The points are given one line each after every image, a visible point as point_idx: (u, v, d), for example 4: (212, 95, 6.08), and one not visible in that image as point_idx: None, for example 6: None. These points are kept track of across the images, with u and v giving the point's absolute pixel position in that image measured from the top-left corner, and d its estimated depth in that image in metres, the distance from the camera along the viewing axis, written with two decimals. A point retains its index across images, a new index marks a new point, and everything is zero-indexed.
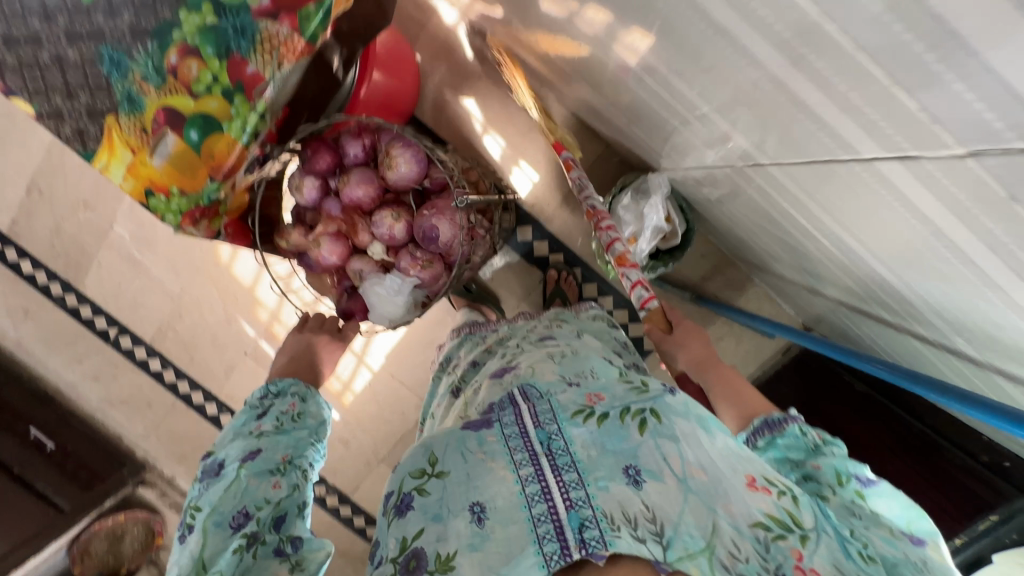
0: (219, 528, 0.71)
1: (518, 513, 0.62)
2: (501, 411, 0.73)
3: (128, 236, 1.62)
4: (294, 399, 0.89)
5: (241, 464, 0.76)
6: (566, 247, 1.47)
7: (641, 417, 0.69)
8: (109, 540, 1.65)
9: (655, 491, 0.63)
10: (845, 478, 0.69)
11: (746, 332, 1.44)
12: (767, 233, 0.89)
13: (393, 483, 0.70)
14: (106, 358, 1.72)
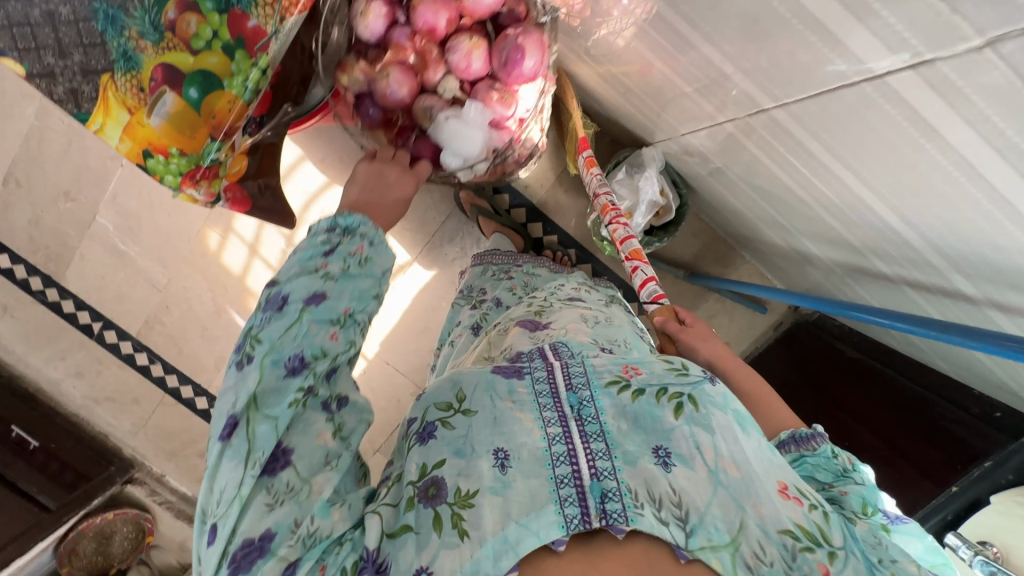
0: (275, 368, 0.63)
1: (541, 471, 0.62)
2: (533, 365, 0.72)
3: (111, 226, 1.58)
4: (363, 240, 0.74)
5: (305, 305, 0.66)
6: (561, 228, 1.48)
7: (678, 399, 0.68)
8: (98, 540, 1.62)
9: (683, 476, 0.63)
10: (871, 509, 0.68)
11: (738, 308, 1.49)
12: (763, 199, 0.90)
13: (417, 410, 0.71)
14: (90, 353, 1.68)
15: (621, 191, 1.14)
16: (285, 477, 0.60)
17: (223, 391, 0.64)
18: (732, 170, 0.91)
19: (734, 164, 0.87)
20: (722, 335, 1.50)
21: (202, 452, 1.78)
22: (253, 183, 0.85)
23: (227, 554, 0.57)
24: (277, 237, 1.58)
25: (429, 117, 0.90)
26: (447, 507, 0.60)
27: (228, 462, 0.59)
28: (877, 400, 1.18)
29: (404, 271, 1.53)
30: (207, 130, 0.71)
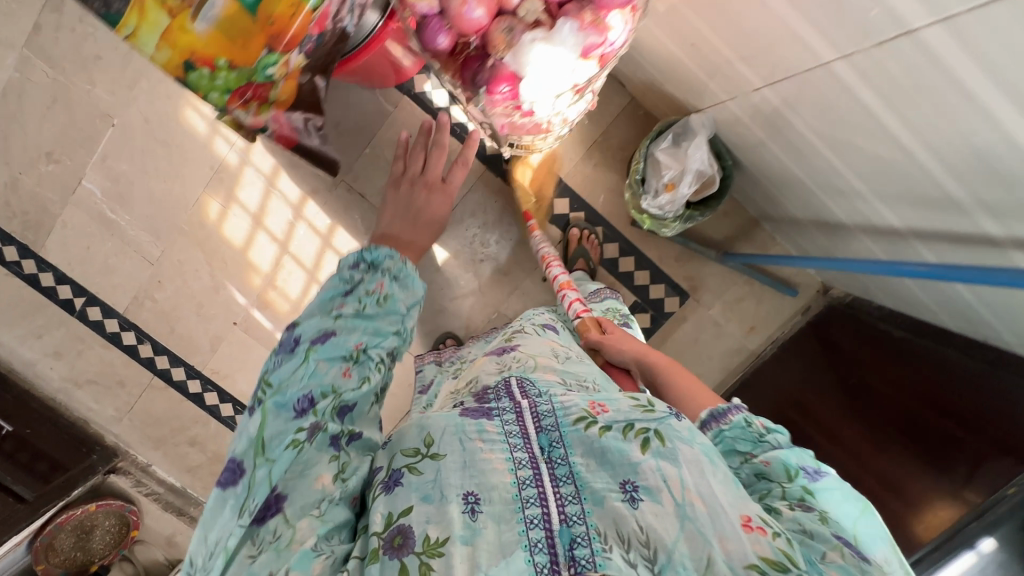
0: (283, 409, 0.67)
1: (512, 519, 0.60)
2: (501, 408, 0.71)
3: (99, 192, 1.45)
4: (384, 276, 0.84)
5: (313, 343, 0.73)
6: (588, 205, 1.41)
7: (645, 434, 0.65)
8: (78, 535, 1.48)
9: (650, 512, 0.60)
10: (794, 472, 0.67)
11: (765, 292, 1.46)
12: (839, 159, 0.84)
13: (383, 457, 0.68)
14: (71, 331, 1.56)
15: (666, 160, 1.09)
16: (274, 523, 0.61)
17: (236, 435, 0.68)
18: (807, 130, 0.84)
19: (811, 123, 0.82)
20: (748, 319, 1.48)
21: (192, 440, 1.65)
22: (300, 116, 0.89)
23: None
24: (284, 211, 1.46)
25: (508, 38, 0.81)
26: (414, 556, 0.57)
27: (231, 506, 0.63)
28: (906, 382, 1.16)
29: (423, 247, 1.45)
30: (262, 41, 0.70)
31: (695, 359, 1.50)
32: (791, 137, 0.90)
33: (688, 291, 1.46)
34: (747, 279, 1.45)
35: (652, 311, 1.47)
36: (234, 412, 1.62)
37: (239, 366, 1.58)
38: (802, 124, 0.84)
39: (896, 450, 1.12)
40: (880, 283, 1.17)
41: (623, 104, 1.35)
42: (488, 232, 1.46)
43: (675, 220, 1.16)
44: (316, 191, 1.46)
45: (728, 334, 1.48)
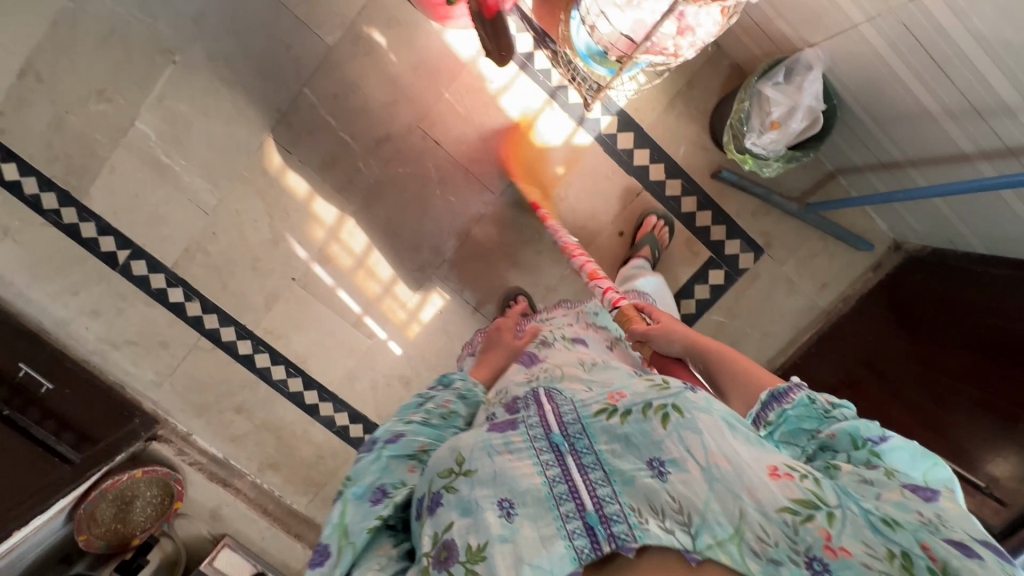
0: (359, 501, 0.63)
1: (547, 514, 0.57)
2: (524, 416, 0.67)
3: (154, 134, 1.36)
4: (452, 394, 0.78)
5: (385, 444, 0.68)
6: (668, 157, 1.39)
7: (664, 409, 0.60)
8: (118, 507, 1.37)
9: (680, 481, 0.56)
10: (862, 442, 0.59)
11: (838, 249, 1.46)
12: (993, 67, 0.80)
13: (422, 483, 0.64)
14: (112, 287, 1.45)
15: (777, 96, 1.09)
16: None
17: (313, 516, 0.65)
18: (964, 39, 0.80)
19: (973, 27, 0.78)
20: (821, 276, 1.47)
21: (238, 407, 1.55)
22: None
23: None
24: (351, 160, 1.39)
25: None
26: (460, 565, 0.55)
27: None
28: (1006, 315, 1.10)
29: (497, 199, 1.42)
30: None
31: (767, 317, 1.49)
32: (935, 44, 0.84)
33: (763, 246, 1.45)
34: (820, 236, 1.45)
35: (726, 267, 1.46)
36: (287, 375, 1.53)
37: (295, 325, 1.50)
38: (961, 22, 0.78)
39: (963, 410, 1.09)
40: (974, 222, 1.16)
41: (708, 55, 1.33)
42: (565, 182, 1.41)
43: (778, 160, 1.16)
44: (390, 139, 1.38)
45: (801, 291, 1.48)
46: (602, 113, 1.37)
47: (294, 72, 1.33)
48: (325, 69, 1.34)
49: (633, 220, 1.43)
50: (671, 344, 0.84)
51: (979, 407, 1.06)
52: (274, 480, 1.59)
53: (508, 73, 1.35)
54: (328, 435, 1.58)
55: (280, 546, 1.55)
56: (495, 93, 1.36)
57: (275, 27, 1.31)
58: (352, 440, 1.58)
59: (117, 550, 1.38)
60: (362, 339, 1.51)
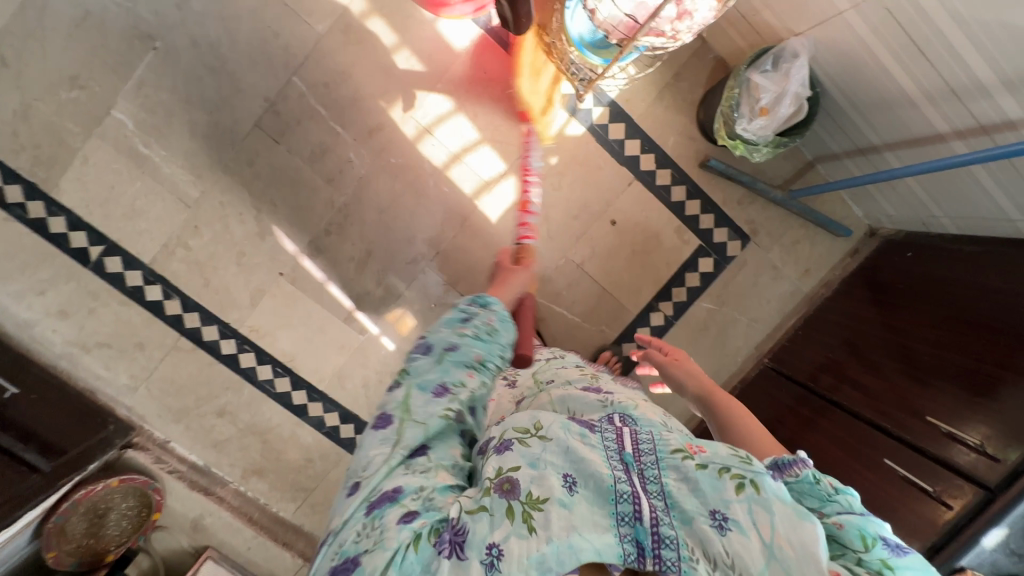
0: (422, 393, 0.69)
1: (603, 506, 0.56)
2: (602, 425, 0.64)
3: (132, 124, 1.30)
4: (494, 314, 0.79)
5: (445, 350, 0.74)
6: (658, 147, 1.43)
7: (740, 477, 0.54)
8: (91, 519, 1.27)
9: (739, 543, 0.51)
10: (872, 541, 0.54)
11: (819, 236, 1.52)
12: (969, 46, 0.86)
13: (496, 428, 0.66)
14: (83, 286, 1.37)
15: (765, 83, 1.14)
16: (424, 459, 0.64)
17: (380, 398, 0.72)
18: (944, 20, 0.86)
19: (952, 8, 0.84)
20: (803, 262, 1.53)
21: (221, 410, 1.48)
22: None
23: (366, 498, 0.60)
24: (342, 151, 1.36)
25: None
26: (519, 503, 0.55)
27: (374, 439, 0.66)
28: (973, 286, 1.12)
29: (488, 190, 1.42)
30: None
31: (754, 303, 1.54)
32: (916, 24, 0.90)
33: (750, 234, 1.50)
34: (802, 223, 1.51)
35: (715, 255, 1.50)
36: (274, 374, 1.47)
37: (282, 322, 1.45)
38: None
39: (947, 379, 1.04)
40: (947, 205, 1.23)
41: (694, 48, 1.38)
42: (559, 172, 1.42)
43: (766, 147, 1.20)
44: (383, 129, 1.36)
45: (785, 278, 1.53)
46: (595, 103, 1.39)
47: (283, 61, 1.31)
48: (316, 58, 1.31)
49: (625, 210, 1.46)
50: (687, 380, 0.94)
51: (960, 374, 1.02)
52: (259, 487, 1.52)
53: (504, 64, 1.37)
54: (318, 436, 1.52)
55: (266, 556, 1.48)
56: (489, 83, 1.37)
57: (263, 13, 1.28)
58: (342, 441, 1.52)
59: (91, 567, 1.30)
60: (352, 335, 1.47)
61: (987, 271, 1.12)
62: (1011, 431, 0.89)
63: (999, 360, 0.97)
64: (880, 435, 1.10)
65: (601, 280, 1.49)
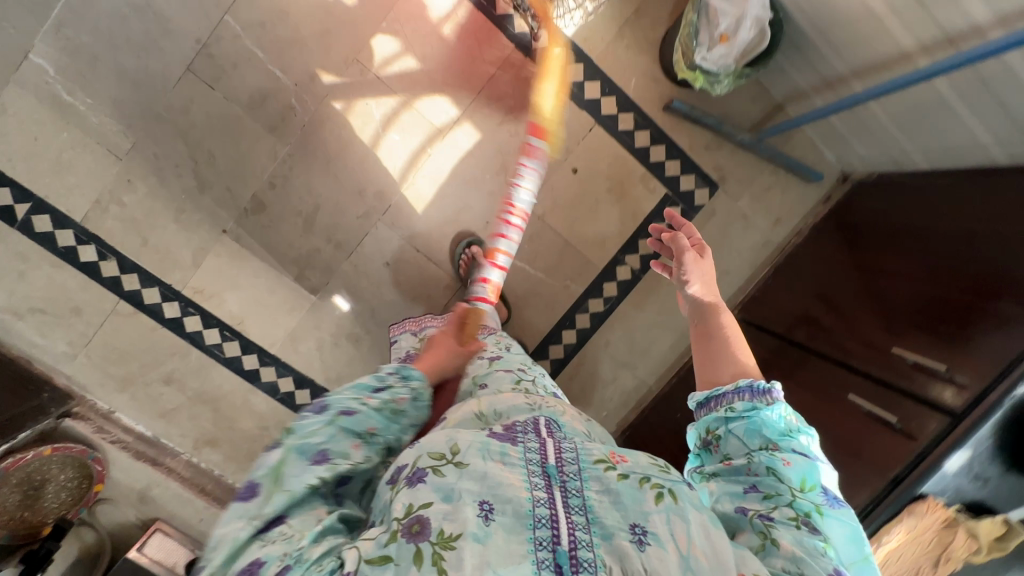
0: (298, 460, 0.54)
1: (521, 532, 0.51)
2: (524, 435, 0.61)
3: (53, 69, 1.21)
4: (411, 391, 0.62)
5: (342, 415, 0.57)
6: (619, 89, 1.36)
7: (659, 487, 0.56)
8: (24, 492, 1.20)
9: (657, 557, 0.51)
10: (809, 485, 0.59)
11: (790, 183, 1.46)
12: None
13: (409, 453, 0.57)
14: (12, 246, 1.29)
15: (725, 6, 1.06)
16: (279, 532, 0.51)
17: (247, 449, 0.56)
18: None
19: None
20: (774, 211, 1.47)
21: (168, 377, 1.40)
22: None
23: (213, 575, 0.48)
24: (282, 96, 1.28)
25: None
26: (429, 545, 0.49)
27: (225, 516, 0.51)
28: (948, 219, 1.05)
29: (442, 139, 1.35)
30: None
31: (724, 255, 1.48)
32: None
33: (718, 182, 1.44)
34: (772, 169, 1.45)
35: (682, 204, 1.44)
36: (221, 339, 1.40)
37: (228, 283, 1.37)
38: None
39: (915, 310, 0.97)
40: (918, 138, 1.16)
41: None
42: (515, 118, 1.35)
43: (728, 78, 1.14)
44: (325, 73, 1.28)
45: (756, 228, 1.47)
46: (551, 42, 1.32)
47: None
48: None
49: (587, 158, 1.39)
50: (695, 283, 0.80)
51: (928, 305, 0.96)
52: (213, 458, 1.46)
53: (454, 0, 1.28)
54: (272, 404, 1.45)
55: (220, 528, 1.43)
56: (438, 22, 1.28)
57: None
58: (298, 408, 1.46)
59: (26, 540, 1.24)
60: (304, 296, 1.40)
61: (961, 200, 1.06)
62: (981, 354, 0.83)
63: (980, 290, 0.89)
64: (846, 373, 1.02)
65: (563, 233, 1.43)
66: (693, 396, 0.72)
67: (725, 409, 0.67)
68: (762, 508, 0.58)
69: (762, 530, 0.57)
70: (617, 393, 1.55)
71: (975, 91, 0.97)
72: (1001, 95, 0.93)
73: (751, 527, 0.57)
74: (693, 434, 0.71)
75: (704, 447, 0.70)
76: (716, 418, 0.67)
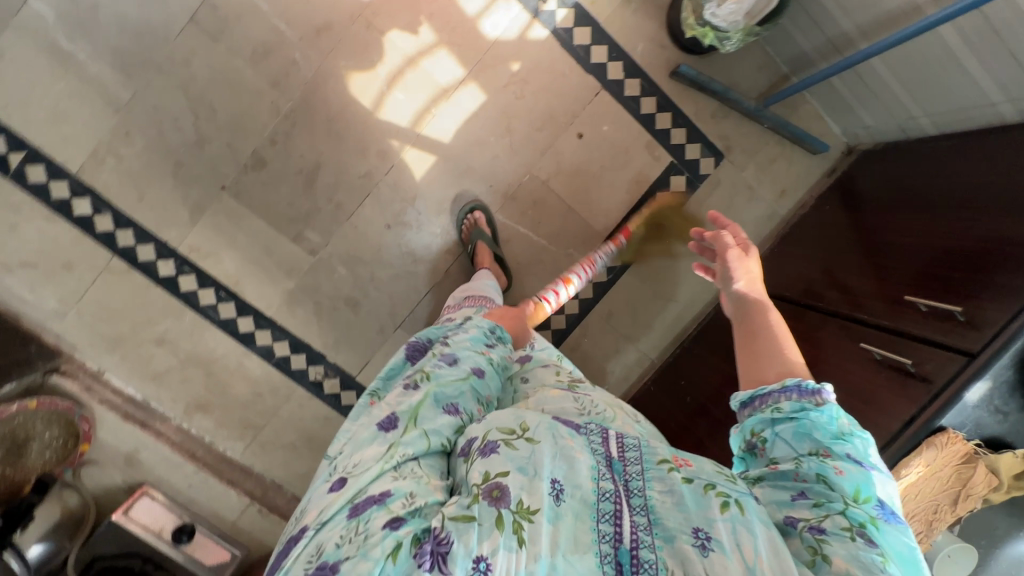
0: (435, 405, 0.63)
1: (586, 520, 0.54)
2: (587, 428, 0.64)
3: (53, 15, 1.20)
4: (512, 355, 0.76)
5: (471, 372, 0.68)
6: (626, 54, 1.35)
7: (725, 496, 0.56)
8: (8, 446, 1.21)
9: (720, 565, 0.51)
10: (863, 497, 0.57)
11: (796, 155, 1.45)
12: None
13: (477, 427, 0.61)
14: (4, 197, 1.26)
15: None
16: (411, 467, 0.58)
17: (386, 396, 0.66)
18: None
19: None
20: (780, 182, 1.46)
21: (160, 338, 1.36)
22: None
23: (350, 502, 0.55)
24: (286, 51, 1.27)
25: None
26: (510, 512, 0.52)
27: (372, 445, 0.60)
28: (954, 175, 1.05)
29: (448, 99, 1.33)
30: None
31: None
32: None
33: (723, 151, 1.43)
34: (778, 140, 1.44)
35: (687, 173, 1.43)
36: (217, 300, 1.37)
37: (225, 241, 1.34)
38: None
39: (925, 261, 0.97)
40: (925, 101, 1.15)
41: None
42: (522, 80, 1.34)
43: (737, 35, 1.14)
44: (331, 28, 1.27)
45: (761, 199, 1.46)
46: (558, 5, 1.32)
47: None
48: None
49: (594, 124, 1.38)
50: (740, 280, 0.82)
51: (939, 255, 0.95)
52: (204, 425, 1.40)
53: None
54: (267, 368, 1.41)
55: (210, 494, 1.39)
56: None
57: None
58: (293, 373, 1.42)
59: (8, 498, 1.20)
60: (303, 257, 1.37)
61: (968, 156, 1.05)
62: (993, 294, 0.82)
63: (990, 236, 0.88)
64: (855, 324, 1.01)
65: (568, 200, 1.42)
66: (735, 396, 0.71)
67: (770, 409, 0.66)
68: (812, 517, 0.56)
69: (812, 546, 0.54)
70: (620, 365, 1.53)
71: (984, 39, 0.96)
72: (1010, 42, 0.93)
73: (801, 540, 0.55)
74: (737, 438, 0.70)
75: (749, 451, 0.69)
76: (761, 418, 0.66)
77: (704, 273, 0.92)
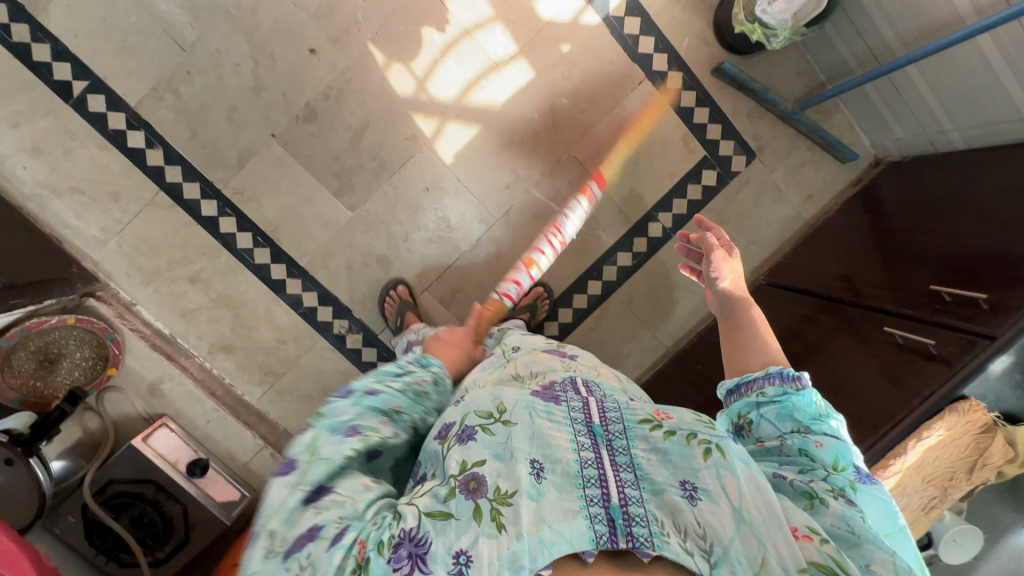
0: (331, 433, 0.59)
1: (571, 490, 0.55)
2: (566, 395, 0.65)
3: None
4: (429, 376, 0.70)
5: (366, 393, 0.63)
6: (671, 47, 1.41)
7: (707, 443, 0.58)
8: (40, 360, 1.22)
9: (709, 511, 0.54)
10: (842, 465, 0.60)
11: (824, 161, 1.50)
12: None
13: (455, 413, 0.64)
14: (62, 123, 1.30)
15: None
16: (335, 499, 0.56)
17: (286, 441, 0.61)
18: None
19: None
20: (806, 187, 1.51)
21: (194, 276, 1.40)
22: None
23: (279, 548, 0.52)
24: (350, 10, 1.32)
25: None
26: (487, 501, 0.54)
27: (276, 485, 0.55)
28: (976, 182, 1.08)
29: (496, 72, 1.38)
30: None
31: (753, 225, 1.51)
32: None
33: (755, 151, 1.48)
34: (809, 145, 1.49)
35: (719, 168, 1.48)
36: (254, 244, 1.40)
37: (268, 188, 1.38)
38: None
39: (945, 259, 1.00)
40: (958, 115, 1.20)
41: None
42: (570, 62, 1.39)
43: (782, 37, 1.22)
44: None
45: (786, 200, 1.51)
46: None
47: None
48: None
49: (635, 111, 1.43)
50: (725, 279, 0.83)
51: (958, 254, 0.99)
52: (226, 365, 1.43)
53: None
54: (293, 317, 1.44)
55: (225, 433, 1.41)
56: None
57: None
58: (319, 325, 1.45)
59: (36, 412, 1.23)
60: (342, 212, 1.41)
61: (996, 163, 1.09)
62: (1011, 281, 0.86)
63: (1011, 230, 0.92)
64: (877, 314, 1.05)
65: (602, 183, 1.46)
66: (723, 384, 0.73)
67: (755, 393, 0.68)
68: (800, 477, 0.60)
69: (807, 492, 0.58)
70: (634, 350, 1.56)
71: (1019, 50, 1.01)
72: None
73: (794, 488, 0.59)
74: (725, 421, 0.72)
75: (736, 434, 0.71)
76: (747, 402, 0.68)
77: (690, 275, 0.95)
